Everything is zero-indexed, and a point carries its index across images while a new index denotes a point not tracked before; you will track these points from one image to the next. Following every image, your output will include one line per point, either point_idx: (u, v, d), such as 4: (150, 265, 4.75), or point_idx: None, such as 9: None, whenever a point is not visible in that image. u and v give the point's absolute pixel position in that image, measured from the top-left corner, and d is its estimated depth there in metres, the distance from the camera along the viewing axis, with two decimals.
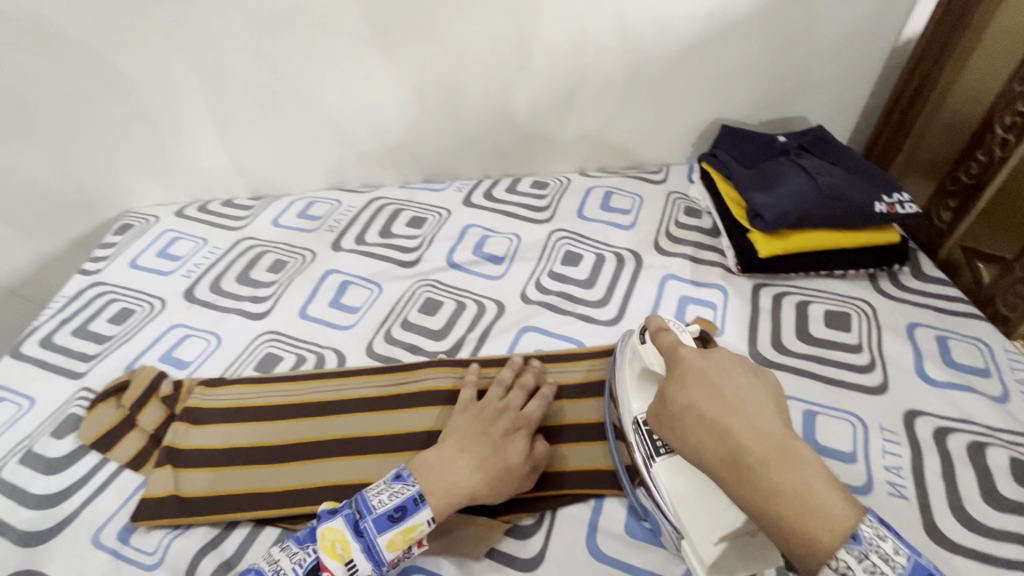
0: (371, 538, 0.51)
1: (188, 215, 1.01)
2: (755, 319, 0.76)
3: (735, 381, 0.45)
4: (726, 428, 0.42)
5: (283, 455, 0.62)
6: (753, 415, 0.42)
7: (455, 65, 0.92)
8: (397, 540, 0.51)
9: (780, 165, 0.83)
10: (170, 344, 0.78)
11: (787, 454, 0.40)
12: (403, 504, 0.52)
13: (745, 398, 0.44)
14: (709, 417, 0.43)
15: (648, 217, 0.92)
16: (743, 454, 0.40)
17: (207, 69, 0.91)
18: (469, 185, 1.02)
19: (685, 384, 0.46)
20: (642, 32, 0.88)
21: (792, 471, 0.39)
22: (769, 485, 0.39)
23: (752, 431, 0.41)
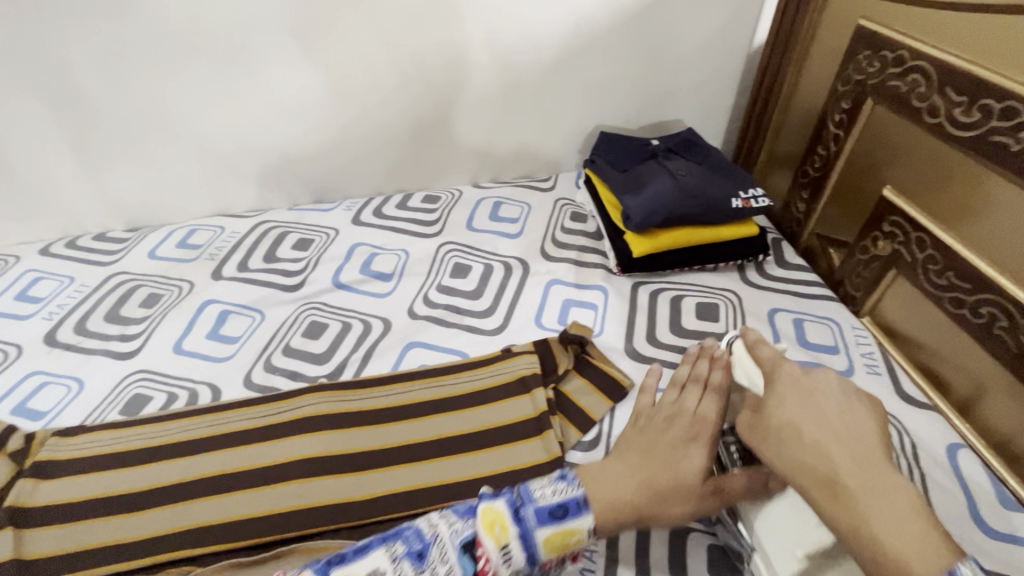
0: (530, 528, 0.48)
1: (54, 253, 0.94)
2: (632, 317, 0.79)
3: (838, 404, 0.45)
4: (828, 454, 0.41)
5: (142, 501, 0.59)
6: (856, 445, 0.41)
7: (330, 84, 0.91)
8: (556, 539, 0.48)
9: (649, 168, 0.87)
10: (25, 394, 0.72)
11: (879, 485, 0.39)
12: (566, 504, 0.50)
13: (848, 421, 0.43)
14: (810, 436, 0.43)
15: (536, 224, 0.94)
16: (836, 477, 0.40)
17: (59, 97, 0.85)
18: (360, 203, 1.01)
19: (784, 402, 0.46)
20: (512, 46, 0.91)
21: (886, 508, 0.38)
22: (859, 510, 0.38)
23: (847, 455, 0.41)
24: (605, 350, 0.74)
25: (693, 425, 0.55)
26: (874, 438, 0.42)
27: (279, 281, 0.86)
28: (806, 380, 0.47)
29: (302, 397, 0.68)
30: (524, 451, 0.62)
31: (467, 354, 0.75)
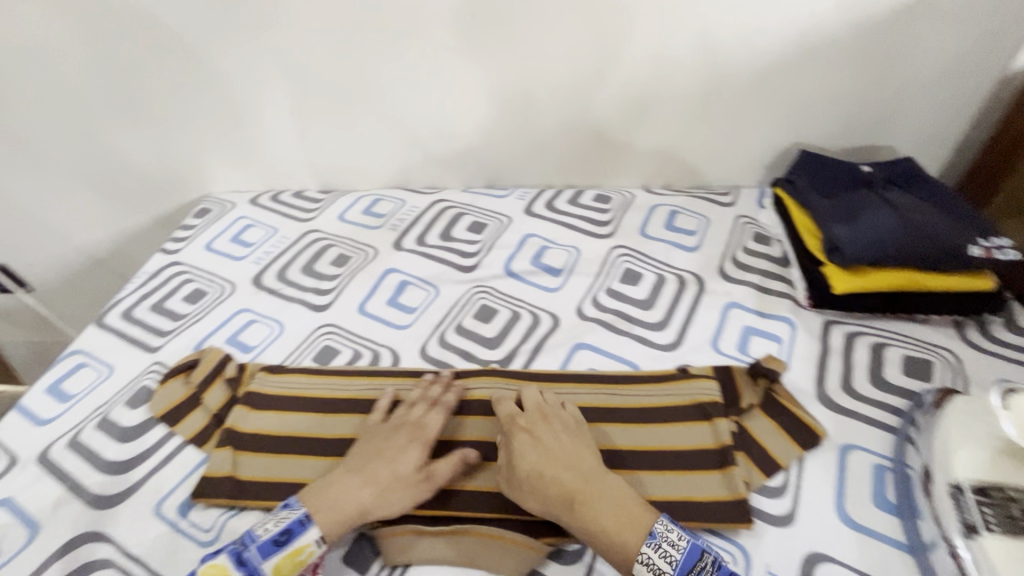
0: (256, 565, 0.51)
1: (261, 204, 1.06)
2: (824, 359, 0.72)
3: (555, 441, 0.58)
4: (562, 480, 0.55)
5: (335, 447, 0.64)
6: (569, 466, 0.56)
7: (529, 73, 0.91)
8: (285, 564, 0.52)
9: (863, 199, 0.78)
10: (237, 328, 0.82)
11: (602, 492, 0.54)
12: (289, 529, 0.53)
13: (559, 447, 0.58)
14: (546, 472, 0.55)
15: (713, 241, 0.89)
16: (573, 494, 0.54)
17: (291, 66, 0.94)
18: (531, 194, 1.01)
19: (532, 452, 0.57)
20: (724, 50, 0.85)
21: (602, 505, 0.53)
22: (584, 517, 0.52)
23: (573, 472, 0.55)
24: (792, 390, 0.68)
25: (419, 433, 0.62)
26: (591, 454, 0.58)
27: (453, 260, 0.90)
28: (544, 422, 0.61)
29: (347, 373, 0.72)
30: (709, 483, 0.58)
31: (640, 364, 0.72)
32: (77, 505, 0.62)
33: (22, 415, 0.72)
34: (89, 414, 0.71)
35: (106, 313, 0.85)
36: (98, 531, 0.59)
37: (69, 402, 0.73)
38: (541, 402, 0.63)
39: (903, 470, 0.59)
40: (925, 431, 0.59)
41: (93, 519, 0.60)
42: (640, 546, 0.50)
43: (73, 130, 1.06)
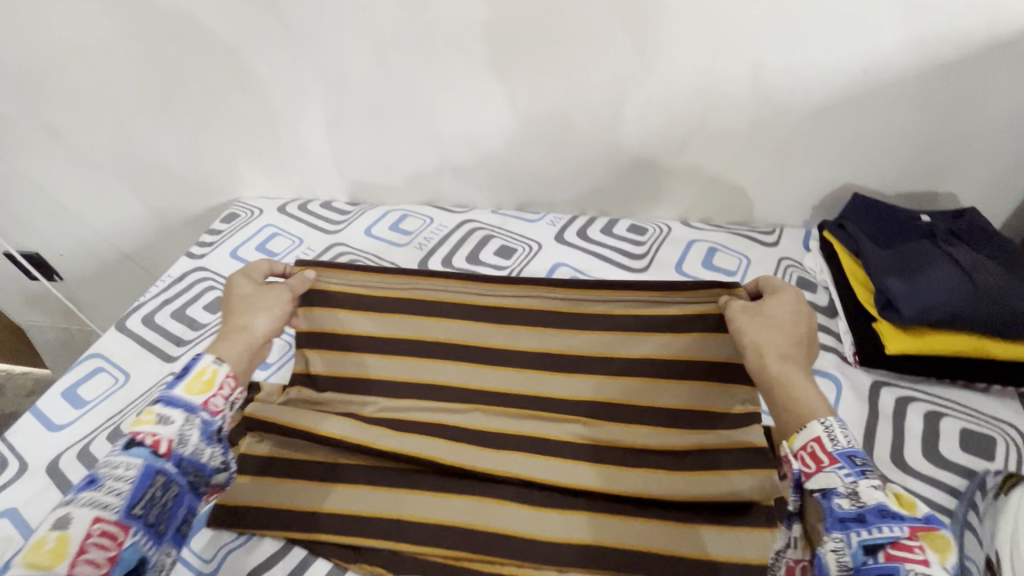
0: (168, 394, 0.55)
1: (289, 212, 1.05)
2: (872, 425, 0.66)
3: (792, 313, 0.62)
4: (778, 345, 0.60)
5: (365, 474, 0.64)
6: (797, 345, 0.60)
7: (571, 97, 0.88)
8: (193, 385, 0.56)
9: (922, 250, 0.73)
10: None
11: (790, 370, 0.57)
12: (186, 365, 0.58)
13: (796, 324, 0.61)
14: (767, 339, 0.60)
15: (754, 283, 0.84)
16: (787, 357, 0.59)
17: (330, 78, 0.93)
18: (563, 220, 0.98)
19: (777, 316, 0.62)
20: (780, 84, 0.81)
21: (805, 380, 0.56)
22: (781, 375, 0.57)
23: (793, 343, 0.60)
24: None
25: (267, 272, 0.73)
26: (808, 338, 0.61)
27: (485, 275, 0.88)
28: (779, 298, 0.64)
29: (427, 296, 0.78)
30: (734, 542, 0.57)
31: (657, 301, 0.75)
32: None
33: (36, 419, 0.71)
34: (102, 423, 0.70)
35: (128, 317, 0.84)
36: None
37: (82, 409, 0.72)
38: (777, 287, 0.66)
39: None
40: (987, 519, 0.55)
41: None
42: (828, 415, 0.52)
43: (112, 128, 1.06)
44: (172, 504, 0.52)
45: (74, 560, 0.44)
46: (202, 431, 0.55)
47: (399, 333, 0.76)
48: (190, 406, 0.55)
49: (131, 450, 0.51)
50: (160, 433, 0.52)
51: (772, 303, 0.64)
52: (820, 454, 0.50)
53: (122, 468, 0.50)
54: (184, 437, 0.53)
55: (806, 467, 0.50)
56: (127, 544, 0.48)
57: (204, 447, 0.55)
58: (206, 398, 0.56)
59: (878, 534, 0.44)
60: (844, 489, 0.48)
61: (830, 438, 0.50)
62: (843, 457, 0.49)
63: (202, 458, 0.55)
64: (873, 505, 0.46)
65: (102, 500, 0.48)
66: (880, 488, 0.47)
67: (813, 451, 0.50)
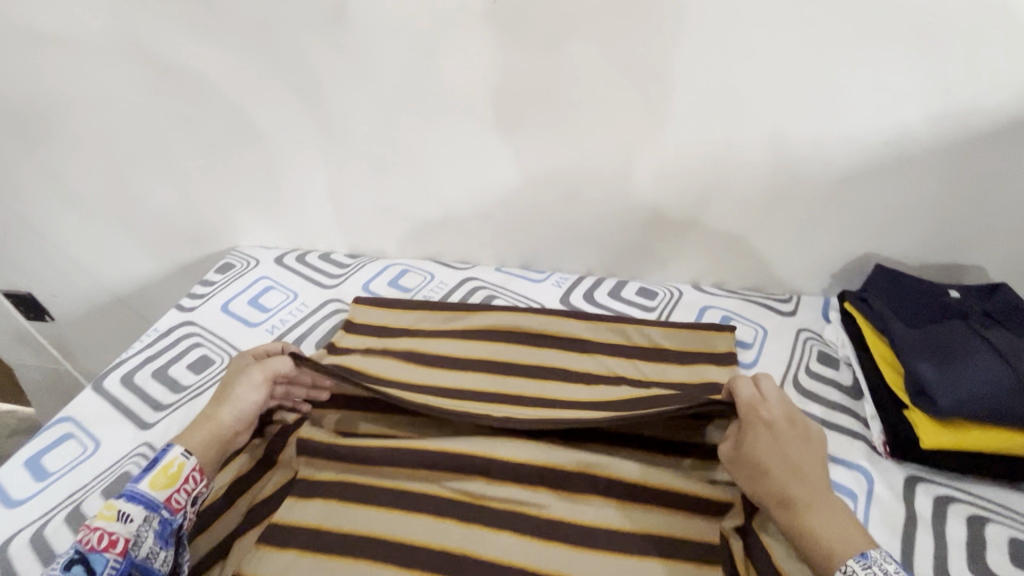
0: (131, 487, 0.54)
1: (287, 264, 1.01)
2: (911, 531, 0.60)
3: (796, 447, 0.56)
4: (781, 480, 0.54)
5: (390, 500, 0.63)
6: (808, 477, 0.54)
7: (578, 159, 0.85)
8: (158, 479, 0.55)
9: (957, 334, 0.67)
10: None
11: (816, 498, 0.53)
12: (154, 457, 0.57)
13: (804, 462, 0.55)
14: (771, 469, 0.55)
15: (772, 357, 0.79)
16: (793, 495, 0.53)
17: (334, 133, 0.91)
18: (569, 281, 0.95)
19: (775, 439, 0.57)
20: (795, 153, 0.78)
21: (834, 522, 0.50)
22: (808, 523, 0.51)
23: (795, 468, 0.55)
24: None
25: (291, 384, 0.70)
26: (821, 469, 0.55)
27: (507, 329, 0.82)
28: (789, 436, 0.57)
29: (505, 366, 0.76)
30: None
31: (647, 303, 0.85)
32: None
33: None
34: (61, 500, 0.64)
35: (106, 376, 0.80)
36: None
37: (45, 482, 0.66)
38: (759, 393, 0.61)
39: None
40: None
41: None
42: (847, 559, 0.47)
43: (111, 173, 1.05)
44: None
45: None
46: (159, 532, 0.54)
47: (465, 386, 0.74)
48: (151, 502, 0.54)
49: (65, 572, 0.48)
50: (115, 533, 0.51)
51: (757, 431, 0.58)
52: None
53: None
54: (139, 537, 0.52)
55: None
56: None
57: (160, 550, 0.53)
58: (168, 493, 0.55)
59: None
60: None
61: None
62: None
63: (156, 563, 0.53)
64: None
65: None
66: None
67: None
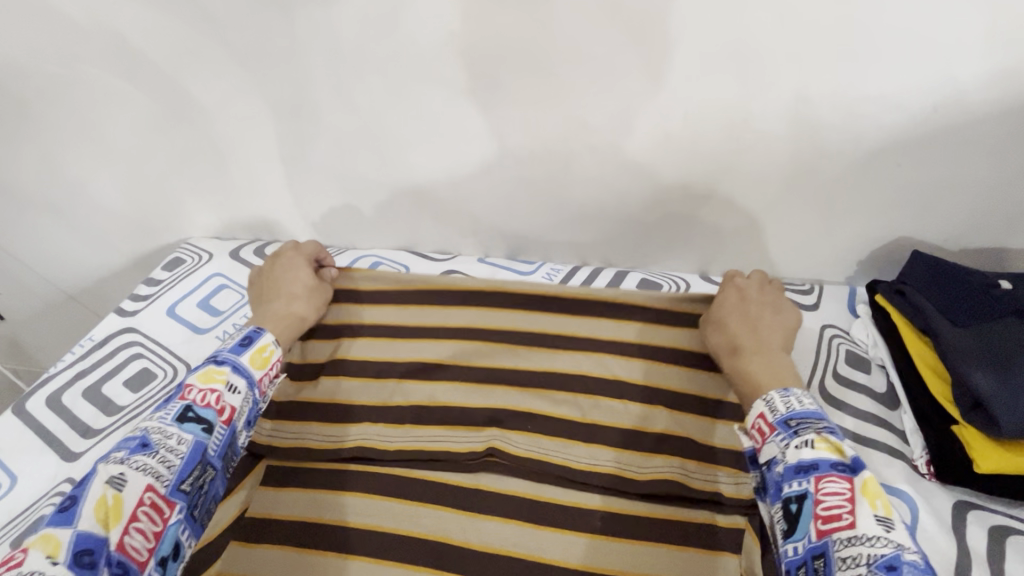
0: (234, 361, 0.58)
1: (243, 258, 0.90)
2: (964, 572, 0.51)
3: (767, 316, 0.64)
4: (740, 333, 0.62)
5: (349, 544, 0.56)
6: (766, 335, 0.62)
7: (570, 134, 0.74)
8: (256, 359, 0.60)
9: (1018, 336, 0.58)
10: None
11: (768, 353, 0.60)
12: (248, 336, 0.61)
13: (765, 326, 0.63)
14: (738, 333, 0.62)
15: (794, 359, 0.69)
16: (745, 346, 0.61)
17: (282, 106, 0.78)
18: (561, 272, 0.84)
19: (744, 306, 0.64)
20: (825, 121, 0.66)
21: (772, 370, 0.58)
22: (748, 366, 0.59)
23: (758, 335, 0.62)
24: None
25: (297, 256, 0.75)
26: (782, 333, 0.62)
27: (465, 363, 0.68)
28: (761, 303, 0.65)
29: (482, 384, 0.66)
30: None
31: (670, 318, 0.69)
32: None
33: None
34: None
35: (29, 397, 0.69)
36: None
37: None
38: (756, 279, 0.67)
39: None
40: None
41: None
42: (770, 392, 0.54)
43: (36, 157, 0.92)
44: (209, 488, 0.53)
45: (126, 525, 0.45)
46: (251, 411, 0.58)
47: (445, 411, 0.64)
48: (250, 378, 0.58)
49: (184, 424, 0.52)
50: (225, 401, 0.55)
51: (730, 294, 0.66)
52: (764, 427, 0.51)
53: (175, 440, 0.50)
54: (241, 411, 0.56)
55: (756, 441, 0.52)
56: (170, 520, 0.48)
57: (246, 429, 0.57)
58: (261, 375, 0.60)
59: (791, 487, 0.46)
60: (780, 456, 0.49)
61: (771, 410, 0.52)
62: (781, 423, 0.50)
63: (240, 440, 0.56)
64: (796, 462, 0.47)
65: (154, 469, 0.48)
66: (808, 444, 0.48)
67: (759, 427, 0.52)
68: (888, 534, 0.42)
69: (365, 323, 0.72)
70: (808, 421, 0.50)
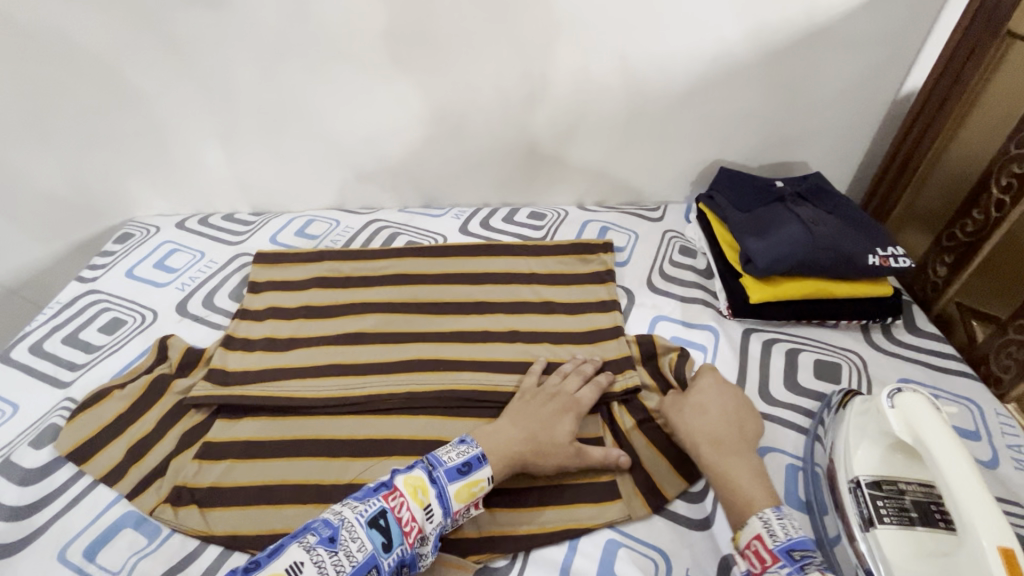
0: (442, 485, 0.56)
1: (189, 228, 1.02)
2: (744, 367, 0.75)
3: (732, 402, 0.64)
4: (716, 426, 0.61)
5: (309, 409, 0.70)
6: (735, 423, 0.62)
7: (459, 97, 0.93)
8: (462, 491, 0.56)
9: (776, 213, 0.83)
10: (133, 355, 0.78)
11: (745, 453, 0.59)
12: (468, 461, 0.58)
13: (733, 414, 0.63)
14: (707, 414, 0.63)
15: (642, 255, 0.93)
16: (724, 442, 0.60)
17: (217, 90, 0.92)
18: (467, 213, 1.04)
19: (713, 397, 0.65)
20: (645, 73, 0.89)
21: (750, 472, 0.57)
22: (726, 466, 0.58)
23: (730, 426, 0.62)
24: None
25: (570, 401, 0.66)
26: (752, 424, 0.63)
27: (389, 284, 0.85)
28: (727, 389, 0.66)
29: (402, 299, 0.83)
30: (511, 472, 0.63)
31: (549, 246, 0.91)
32: None
33: None
34: None
35: (13, 348, 0.80)
36: None
37: None
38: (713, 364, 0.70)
39: (813, 469, 0.62)
40: (829, 429, 0.63)
41: None
42: (763, 509, 0.54)
43: None
44: None
45: None
46: (435, 540, 0.54)
47: (377, 317, 0.80)
48: (447, 508, 0.55)
49: (372, 529, 0.51)
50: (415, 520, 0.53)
51: (705, 382, 0.66)
52: (763, 552, 0.51)
53: (354, 548, 0.49)
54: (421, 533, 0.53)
55: (753, 567, 0.51)
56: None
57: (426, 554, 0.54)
58: (459, 508, 0.56)
59: None
60: None
61: (771, 534, 0.51)
62: (784, 553, 0.49)
63: (413, 563, 0.53)
64: None
65: (326, 566, 0.48)
66: None
67: (756, 550, 0.51)
68: None
69: (305, 274, 0.87)
70: (806, 551, 0.50)
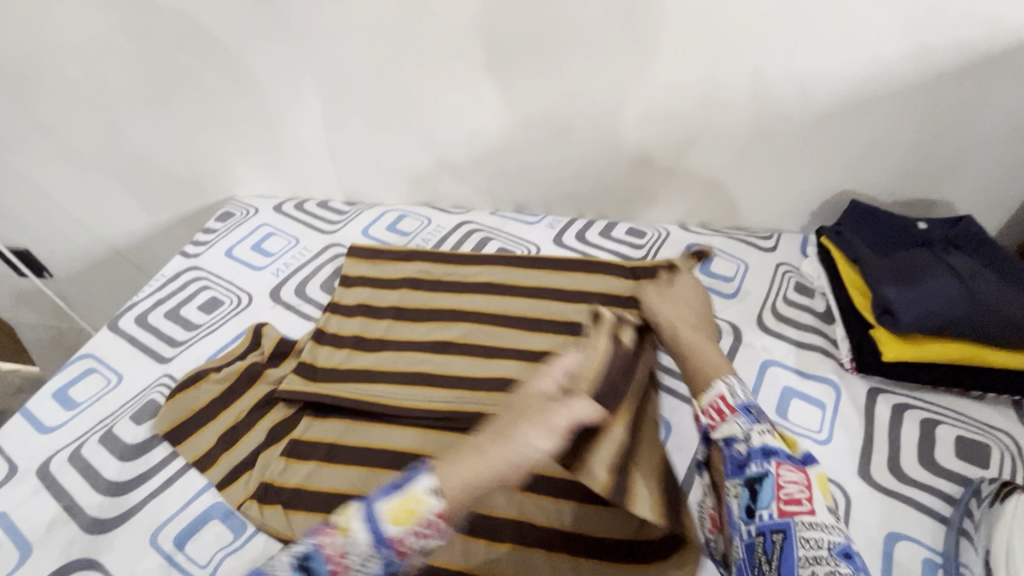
0: (369, 510, 0.44)
1: (286, 212, 1.04)
2: (870, 433, 0.66)
3: (694, 306, 0.73)
4: (680, 323, 0.69)
5: (395, 418, 0.68)
6: (697, 322, 0.70)
7: (570, 103, 0.88)
8: (398, 512, 0.44)
9: (922, 260, 0.72)
10: (228, 338, 0.79)
11: (707, 342, 0.67)
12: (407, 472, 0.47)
13: (693, 313, 0.71)
14: (676, 317, 0.70)
15: (752, 289, 0.85)
16: (684, 333, 0.68)
17: (327, 79, 0.92)
18: (562, 223, 0.99)
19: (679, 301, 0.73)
20: (779, 90, 0.81)
21: (711, 354, 0.65)
22: (688, 346, 0.66)
23: (691, 323, 0.70)
24: (833, 465, 0.64)
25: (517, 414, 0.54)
26: (711, 326, 0.72)
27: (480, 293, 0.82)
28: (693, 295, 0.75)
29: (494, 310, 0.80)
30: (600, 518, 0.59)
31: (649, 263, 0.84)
32: (74, 528, 0.59)
33: (26, 421, 0.70)
34: (93, 426, 0.69)
35: (121, 317, 0.83)
36: (90, 558, 0.57)
37: (74, 411, 0.71)
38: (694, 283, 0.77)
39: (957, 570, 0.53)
40: (982, 526, 0.54)
41: (88, 545, 0.58)
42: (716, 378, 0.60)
43: (102, 123, 1.05)
44: None
45: None
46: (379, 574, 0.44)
47: (467, 327, 0.77)
48: (379, 537, 0.44)
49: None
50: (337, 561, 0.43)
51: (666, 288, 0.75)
52: (722, 408, 0.57)
53: None
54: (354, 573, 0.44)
55: (712, 421, 0.57)
56: None
57: None
58: (398, 537, 0.44)
59: (753, 468, 0.51)
60: (740, 436, 0.54)
61: (731, 394, 0.57)
62: (742, 408, 0.56)
63: None
64: (759, 445, 0.52)
65: None
66: (769, 431, 0.53)
67: (718, 407, 0.57)
68: (838, 522, 0.47)
69: (396, 273, 0.86)
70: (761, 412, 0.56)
